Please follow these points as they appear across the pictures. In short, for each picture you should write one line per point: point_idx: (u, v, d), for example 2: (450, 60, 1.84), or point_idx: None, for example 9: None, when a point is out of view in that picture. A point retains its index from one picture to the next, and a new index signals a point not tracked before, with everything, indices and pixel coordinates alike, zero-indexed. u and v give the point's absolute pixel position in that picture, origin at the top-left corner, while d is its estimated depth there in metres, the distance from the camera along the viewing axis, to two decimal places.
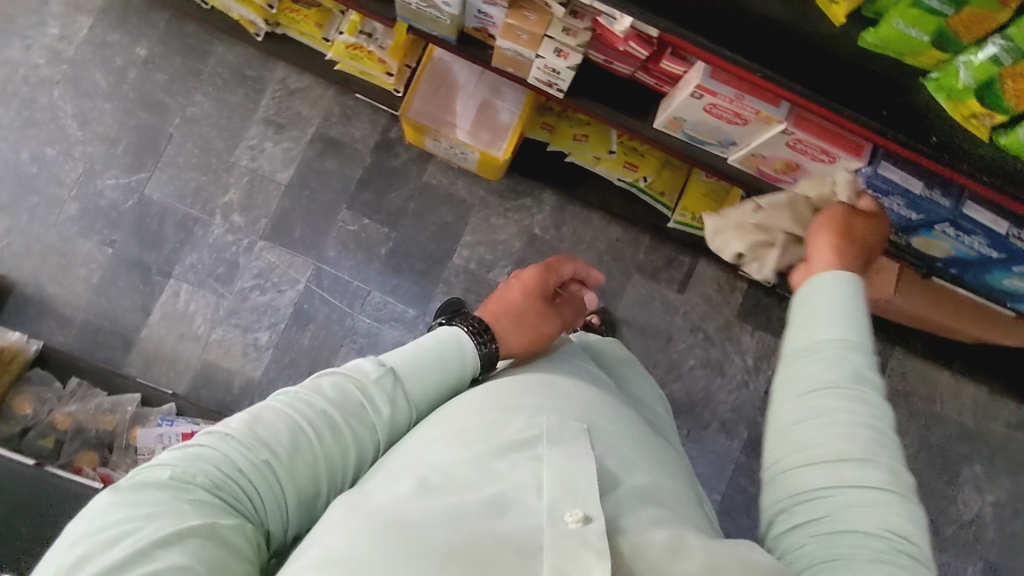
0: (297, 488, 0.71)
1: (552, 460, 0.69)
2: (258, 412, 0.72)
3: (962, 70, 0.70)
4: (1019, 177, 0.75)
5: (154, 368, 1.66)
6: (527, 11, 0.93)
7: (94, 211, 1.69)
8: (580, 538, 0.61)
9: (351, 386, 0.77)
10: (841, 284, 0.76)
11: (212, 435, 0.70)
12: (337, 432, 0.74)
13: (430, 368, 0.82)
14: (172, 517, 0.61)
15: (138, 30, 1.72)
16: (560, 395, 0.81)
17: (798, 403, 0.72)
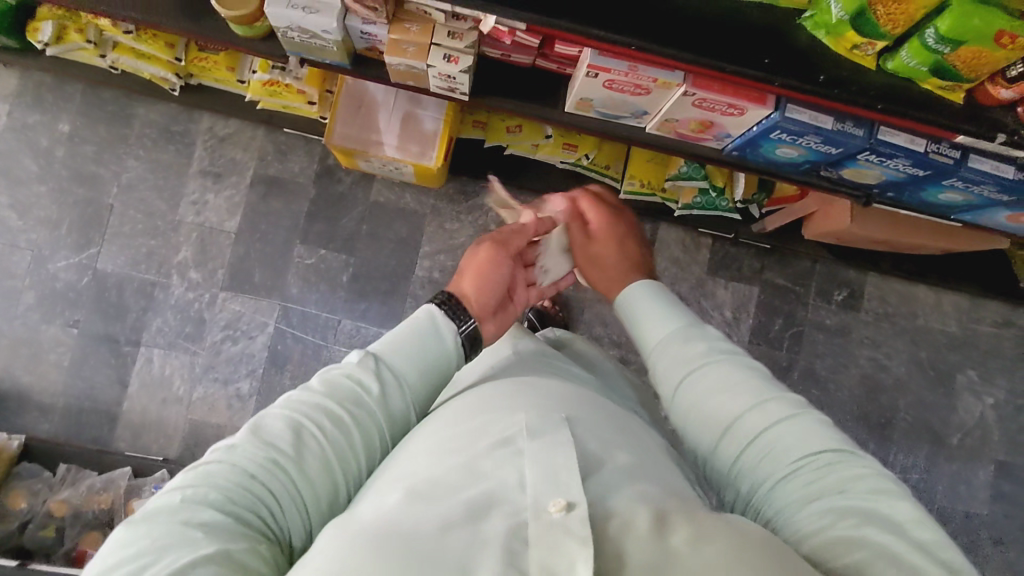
0: (313, 491, 0.66)
1: (536, 453, 0.63)
2: (257, 422, 0.68)
3: (832, 5, 0.70)
4: (914, 98, 0.74)
5: (143, 438, 1.67)
6: (408, 22, 0.93)
7: (52, 296, 1.69)
8: (564, 527, 0.55)
9: (340, 375, 0.73)
10: (645, 296, 0.86)
11: (215, 450, 0.65)
12: (339, 419, 0.69)
13: (418, 341, 0.78)
14: (183, 543, 0.56)
15: (56, 107, 1.71)
16: (542, 395, 0.75)
17: (716, 405, 0.72)
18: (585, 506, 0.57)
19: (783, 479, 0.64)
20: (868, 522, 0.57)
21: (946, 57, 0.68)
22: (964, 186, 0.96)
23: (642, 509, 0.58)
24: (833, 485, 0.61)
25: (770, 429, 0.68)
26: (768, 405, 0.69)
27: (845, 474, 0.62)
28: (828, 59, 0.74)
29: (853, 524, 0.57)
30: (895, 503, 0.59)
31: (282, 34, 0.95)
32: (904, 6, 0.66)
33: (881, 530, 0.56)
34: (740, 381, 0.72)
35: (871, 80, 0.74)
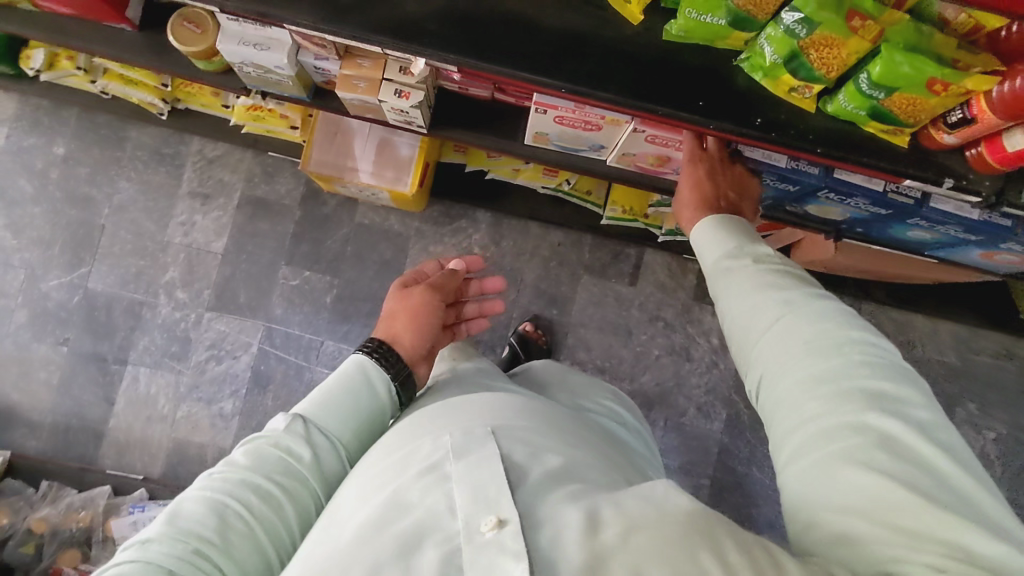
0: (240, 571, 0.62)
1: (460, 474, 0.56)
2: (175, 508, 0.63)
3: (766, 47, 0.68)
4: (853, 142, 0.72)
5: (128, 455, 1.68)
6: (360, 58, 0.93)
7: (44, 314, 1.73)
8: (497, 545, 0.50)
9: (266, 446, 0.69)
10: (708, 225, 0.77)
11: (128, 549, 0.60)
12: (262, 491, 0.65)
13: (347, 396, 0.74)
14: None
15: (53, 131, 1.77)
16: (468, 404, 0.68)
17: (738, 302, 0.70)
18: (518, 521, 0.51)
19: (790, 363, 0.63)
20: (871, 409, 0.57)
21: (882, 102, 0.66)
22: (929, 225, 0.92)
23: (574, 515, 0.52)
24: (839, 370, 0.60)
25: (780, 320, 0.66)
26: (780, 296, 0.67)
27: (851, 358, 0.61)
28: (766, 102, 0.73)
29: (855, 411, 0.57)
30: (895, 385, 0.59)
31: (239, 69, 0.96)
32: (837, 51, 0.64)
33: (883, 417, 0.56)
34: (755, 276, 0.70)
35: (811, 122, 0.72)
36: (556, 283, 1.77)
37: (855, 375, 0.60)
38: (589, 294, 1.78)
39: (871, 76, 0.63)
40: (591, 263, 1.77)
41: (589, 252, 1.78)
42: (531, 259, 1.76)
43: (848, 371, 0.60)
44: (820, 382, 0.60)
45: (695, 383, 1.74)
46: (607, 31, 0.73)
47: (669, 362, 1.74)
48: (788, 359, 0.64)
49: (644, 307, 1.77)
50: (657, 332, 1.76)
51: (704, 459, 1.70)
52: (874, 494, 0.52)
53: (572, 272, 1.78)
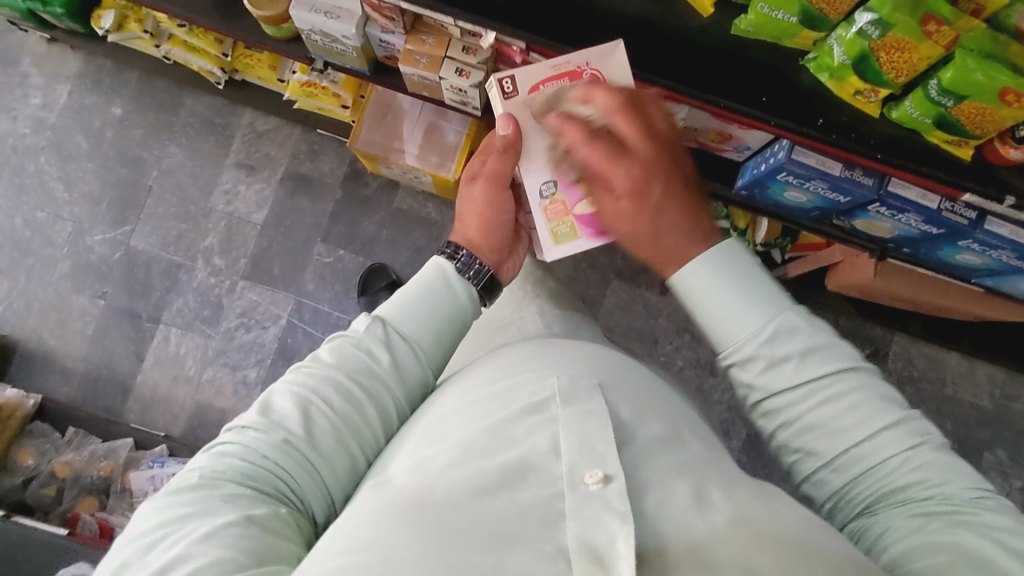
0: (330, 459, 0.64)
1: (568, 421, 0.55)
2: (268, 399, 0.66)
3: (836, 47, 0.68)
4: (918, 151, 0.72)
5: (151, 412, 1.71)
6: (424, 35, 0.95)
7: (85, 266, 1.78)
8: (603, 501, 0.49)
9: (348, 346, 0.69)
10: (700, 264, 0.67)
11: (231, 431, 0.64)
12: (347, 393, 0.66)
13: (422, 300, 0.73)
14: (209, 514, 0.56)
15: (112, 92, 1.83)
16: (566, 355, 0.67)
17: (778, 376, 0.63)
18: (623, 481, 0.50)
19: (853, 459, 0.60)
20: (957, 527, 0.54)
21: (950, 110, 0.66)
22: (981, 249, 0.91)
23: (683, 491, 0.52)
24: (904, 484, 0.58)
25: (846, 403, 0.61)
26: (841, 380, 0.62)
27: (921, 451, 0.59)
28: (830, 105, 0.73)
29: (942, 530, 0.54)
30: (972, 495, 0.56)
31: (306, 37, 0.98)
32: (908, 56, 0.65)
33: (975, 537, 0.53)
34: (807, 359, 0.63)
35: (874, 127, 0.72)
36: (586, 285, 1.77)
37: (917, 471, 0.58)
38: (617, 299, 1.77)
39: (941, 82, 0.63)
40: (622, 268, 1.77)
41: (622, 258, 1.77)
42: (563, 259, 1.77)
43: (909, 464, 0.58)
44: (884, 476, 0.59)
45: (716, 398, 1.72)
46: (674, 20, 0.75)
47: (691, 374, 1.72)
48: (825, 438, 0.62)
49: (671, 317, 1.76)
50: (682, 344, 1.75)
51: None
52: None
53: (602, 276, 1.77)
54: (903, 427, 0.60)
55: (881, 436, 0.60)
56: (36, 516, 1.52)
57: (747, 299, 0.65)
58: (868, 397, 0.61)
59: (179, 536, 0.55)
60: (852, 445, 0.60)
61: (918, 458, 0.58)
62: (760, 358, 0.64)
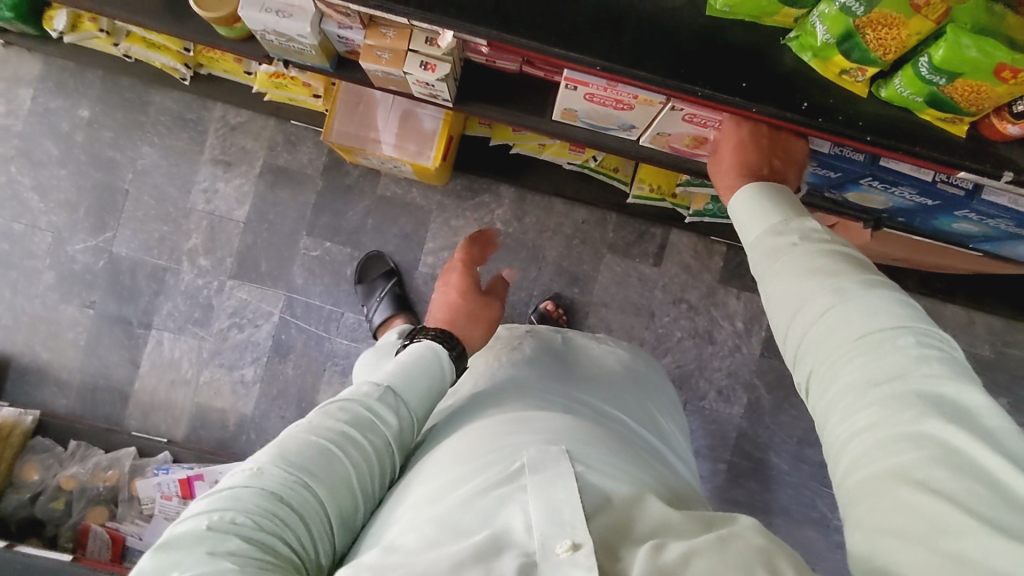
0: (336, 511, 0.63)
1: (536, 488, 0.55)
2: (281, 444, 0.64)
3: (818, 26, 0.63)
4: (911, 131, 0.68)
5: (152, 418, 1.71)
6: (384, 28, 0.89)
7: (70, 276, 1.75)
8: (571, 564, 0.48)
9: (355, 405, 0.69)
10: (753, 196, 0.69)
11: (241, 476, 0.60)
12: (356, 448, 0.66)
13: (415, 367, 0.75)
14: (224, 574, 0.51)
15: (78, 93, 1.76)
16: (538, 420, 0.68)
17: (770, 273, 0.62)
18: (592, 545, 0.49)
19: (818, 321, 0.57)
20: (929, 414, 0.47)
21: (942, 89, 0.62)
22: (978, 218, 0.87)
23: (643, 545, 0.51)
24: (874, 343, 0.52)
25: (808, 271, 0.59)
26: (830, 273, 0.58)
27: (887, 314, 0.54)
28: (815, 86, 0.68)
29: (911, 416, 0.48)
30: (957, 388, 0.49)
31: (260, 36, 0.93)
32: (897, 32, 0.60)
33: (947, 424, 0.47)
34: (786, 243, 0.63)
35: (863, 108, 0.68)
36: (579, 261, 1.73)
37: (874, 325, 0.53)
38: (611, 274, 1.74)
39: (932, 61, 0.59)
40: (614, 242, 1.73)
41: (613, 231, 1.73)
42: (554, 237, 1.72)
43: (871, 322, 0.53)
44: (849, 340, 0.54)
45: (716, 366, 1.70)
46: (642, 4, 0.69)
47: (690, 345, 1.70)
48: (791, 303, 0.59)
49: (667, 289, 1.72)
50: (678, 315, 1.72)
51: (721, 442, 1.68)
52: (925, 514, 0.44)
53: (595, 251, 1.73)
54: (881, 293, 0.56)
55: (843, 295, 0.56)
56: (47, 530, 1.53)
57: (763, 213, 0.67)
58: (836, 266, 0.59)
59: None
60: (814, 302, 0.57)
61: (888, 334, 0.53)
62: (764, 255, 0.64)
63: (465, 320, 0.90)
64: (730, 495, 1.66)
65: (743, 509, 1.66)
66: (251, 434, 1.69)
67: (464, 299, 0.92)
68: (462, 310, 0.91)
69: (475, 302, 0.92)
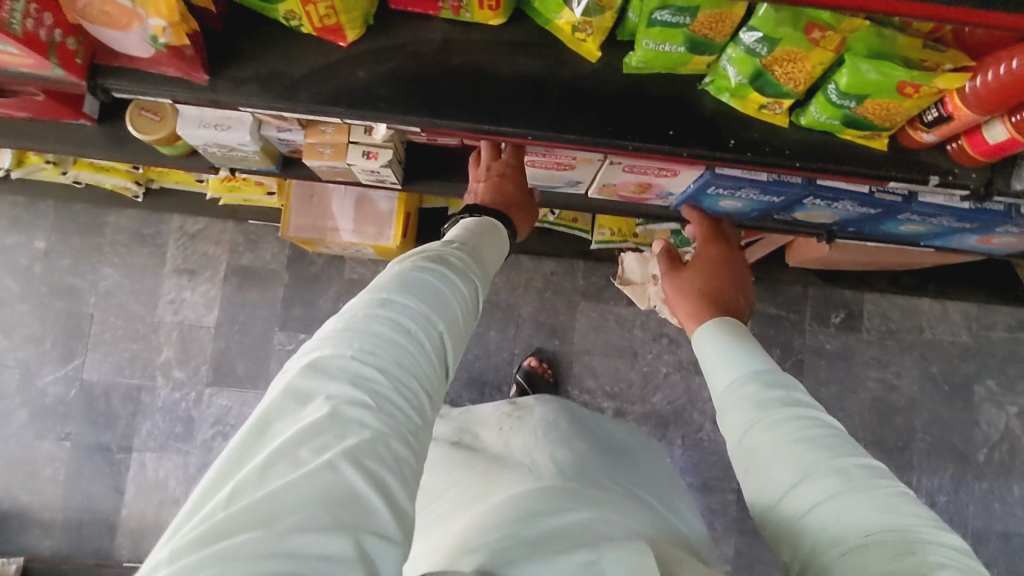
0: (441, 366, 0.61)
1: (610, 548, 0.56)
2: (383, 285, 0.60)
3: (729, 68, 0.67)
4: (836, 152, 0.71)
5: (143, 544, 1.64)
6: (322, 125, 0.92)
7: (42, 411, 1.70)
8: None
9: (448, 254, 0.66)
10: (720, 339, 0.74)
11: (351, 314, 0.57)
12: (450, 304, 0.62)
13: (487, 241, 0.73)
14: (361, 417, 0.50)
15: (32, 226, 1.76)
16: (588, 502, 0.68)
17: (753, 419, 0.63)
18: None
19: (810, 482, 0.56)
20: None
21: (855, 110, 0.65)
22: (922, 218, 0.90)
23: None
24: (870, 521, 0.51)
25: (798, 432, 0.60)
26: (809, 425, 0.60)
27: (882, 494, 0.53)
28: (738, 123, 0.71)
29: None
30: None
31: (203, 150, 0.94)
32: (802, 65, 0.64)
33: None
34: (771, 399, 0.64)
35: (787, 137, 0.71)
36: (555, 313, 1.74)
37: (870, 506, 0.53)
38: (588, 320, 1.74)
39: (839, 87, 0.62)
40: (586, 289, 1.74)
41: (583, 278, 1.74)
42: (526, 293, 1.74)
43: (866, 501, 0.53)
44: (843, 514, 0.53)
45: (707, 395, 1.70)
46: (563, 72, 0.72)
47: (678, 378, 1.70)
48: (778, 459, 0.59)
49: (645, 326, 1.73)
50: (661, 350, 1.72)
51: (728, 471, 1.66)
52: None
53: (569, 300, 1.74)
54: (875, 474, 0.55)
55: (836, 466, 0.56)
56: None
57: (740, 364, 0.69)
58: (825, 435, 0.59)
59: (335, 437, 0.48)
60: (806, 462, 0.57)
61: (887, 517, 0.52)
62: (753, 403, 0.64)
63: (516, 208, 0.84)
64: (747, 524, 1.63)
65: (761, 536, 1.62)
66: None
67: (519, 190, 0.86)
68: (515, 203, 0.84)
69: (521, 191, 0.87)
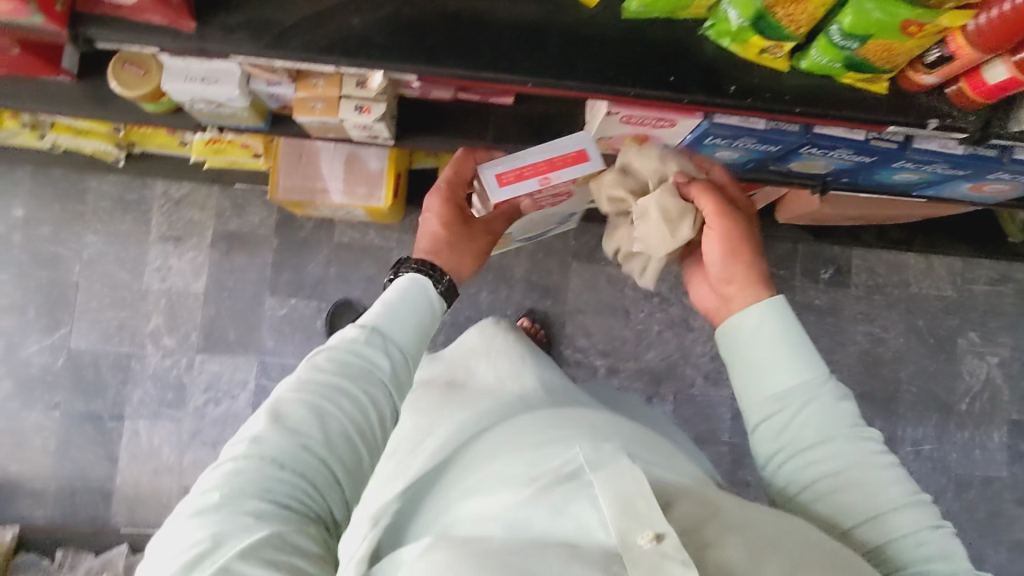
0: (344, 465, 0.67)
1: (604, 479, 0.54)
2: (271, 407, 0.66)
3: (729, 12, 0.66)
4: (836, 96, 0.71)
5: (140, 511, 1.64)
6: (313, 77, 0.89)
7: (30, 381, 1.68)
8: (662, 558, 0.48)
9: (346, 354, 0.71)
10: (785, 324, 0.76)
11: (242, 444, 0.64)
12: (354, 403, 0.69)
13: (412, 310, 0.77)
14: (266, 514, 0.60)
15: (8, 194, 1.71)
16: (580, 425, 0.70)
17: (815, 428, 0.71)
18: (675, 534, 0.49)
19: (861, 485, 0.68)
20: None
21: (856, 52, 0.64)
22: (916, 166, 0.91)
23: (737, 549, 0.49)
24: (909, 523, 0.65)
25: (844, 448, 0.70)
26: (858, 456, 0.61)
27: (915, 502, 0.67)
28: (738, 68, 0.71)
29: None
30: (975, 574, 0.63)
31: (189, 107, 0.92)
32: (804, 6, 0.62)
33: None
34: (821, 409, 0.72)
35: (787, 83, 0.71)
36: (547, 274, 1.74)
37: (910, 514, 0.66)
38: (580, 280, 1.75)
39: (842, 27, 0.61)
40: (578, 249, 1.74)
41: (575, 238, 1.74)
42: (517, 254, 1.73)
43: (908, 509, 0.66)
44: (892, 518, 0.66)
45: (698, 352, 1.72)
46: (560, 19, 0.71)
47: (669, 336, 1.72)
48: (832, 465, 0.69)
49: (636, 286, 1.74)
50: (652, 309, 1.74)
51: (718, 425, 1.69)
52: None
53: (560, 261, 1.74)
54: (906, 487, 0.68)
55: (882, 478, 0.68)
56: None
57: (794, 361, 0.74)
58: (861, 449, 0.70)
59: (243, 531, 0.58)
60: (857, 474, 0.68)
61: (921, 520, 0.66)
62: (819, 410, 0.71)
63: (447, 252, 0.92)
64: (736, 476, 1.68)
65: (749, 487, 1.67)
66: None
67: (458, 228, 0.93)
68: (449, 247, 0.92)
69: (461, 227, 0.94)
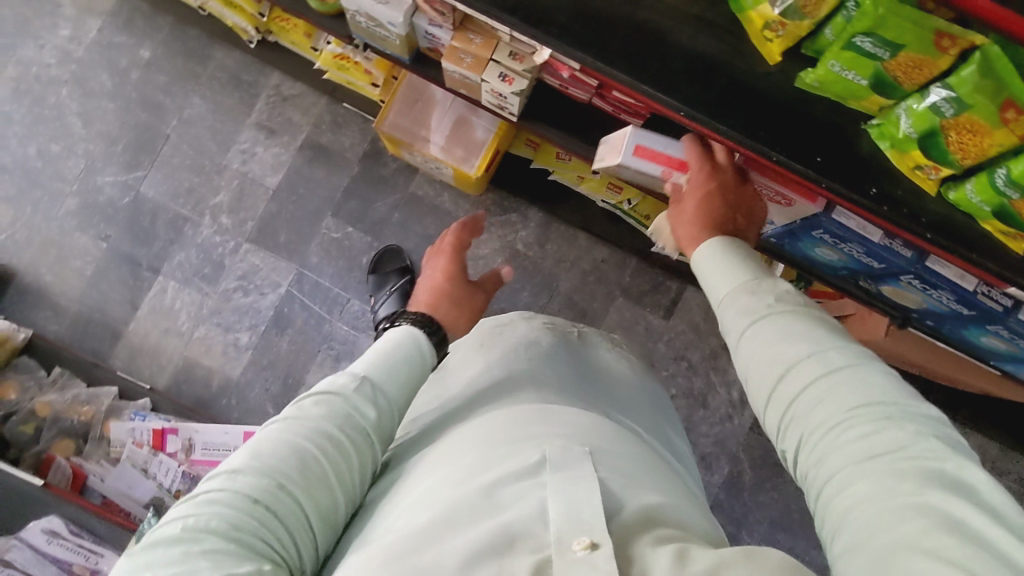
0: (317, 515, 0.61)
1: (556, 484, 0.56)
2: (256, 444, 0.61)
3: (903, 118, 0.68)
4: (972, 236, 0.72)
5: (138, 362, 1.69)
6: (472, 33, 0.91)
7: (92, 206, 1.74)
8: (588, 565, 0.49)
9: (327, 404, 0.65)
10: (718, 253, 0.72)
11: (216, 480, 0.59)
12: (335, 441, 0.63)
13: (412, 365, 0.72)
14: (225, 553, 0.53)
15: (143, 33, 1.78)
16: (563, 419, 0.68)
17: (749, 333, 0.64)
18: (610, 547, 0.49)
19: (812, 383, 0.58)
20: (929, 484, 0.49)
21: (1013, 203, 0.66)
22: (1009, 335, 0.89)
23: None
24: (877, 427, 0.53)
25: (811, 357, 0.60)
26: (873, 377, 0.57)
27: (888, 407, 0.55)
28: (888, 175, 0.73)
29: (911, 487, 0.49)
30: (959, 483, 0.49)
31: (350, 16, 0.94)
32: (978, 139, 0.64)
33: (946, 495, 0.48)
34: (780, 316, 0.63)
35: (928, 206, 0.73)
36: (591, 298, 1.71)
37: (873, 409, 0.54)
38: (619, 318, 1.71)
39: (1011, 173, 0.63)
40: (629, 287, 1.71)
41: (630, 276, 1.71)
42: (571, 269, 1.71)
43: (866, 404, 0.55)
44: (855, 420, 0.54)
45: (704, 431, 1.68)
46: (740, 63, 0.74)
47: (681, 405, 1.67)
48: (790, 366, 0.60)
49: (670, 343, 1.70)
50: (677, 371, 1.70)
51: None
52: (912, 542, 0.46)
53: (608, 292, 1.71)
54: (877, 376, 0.57)
55: (836, 373, 0.58)
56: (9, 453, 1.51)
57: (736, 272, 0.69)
58: (825, 357, 0.59)
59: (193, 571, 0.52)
60: (809, 371, 0.59)
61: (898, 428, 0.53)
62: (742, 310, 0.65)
63: (448, 306, 0.88)
64: None
65: None
66: (234, 400, 1.66)
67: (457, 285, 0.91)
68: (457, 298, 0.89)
69: (459, 289, 0.91)
